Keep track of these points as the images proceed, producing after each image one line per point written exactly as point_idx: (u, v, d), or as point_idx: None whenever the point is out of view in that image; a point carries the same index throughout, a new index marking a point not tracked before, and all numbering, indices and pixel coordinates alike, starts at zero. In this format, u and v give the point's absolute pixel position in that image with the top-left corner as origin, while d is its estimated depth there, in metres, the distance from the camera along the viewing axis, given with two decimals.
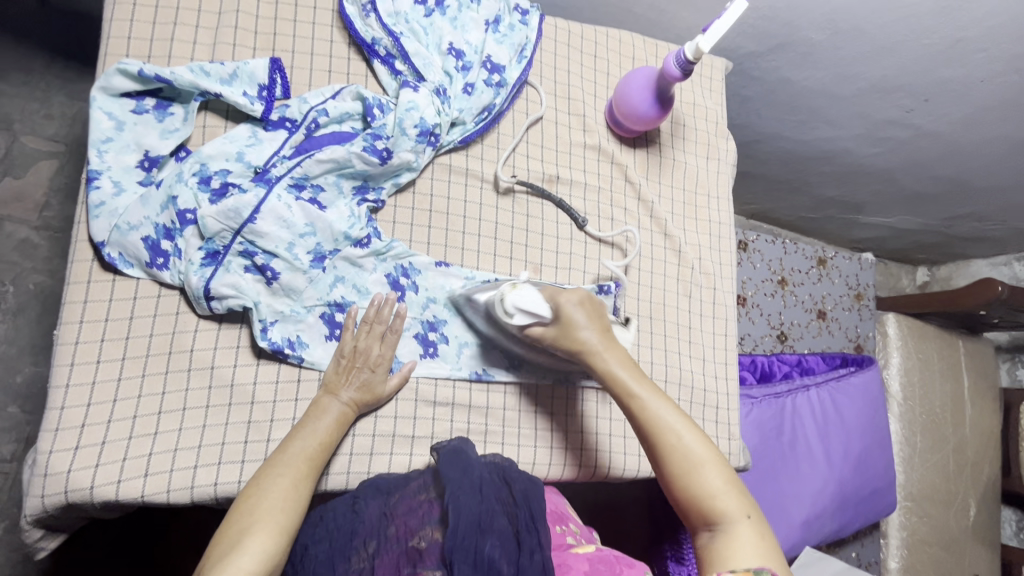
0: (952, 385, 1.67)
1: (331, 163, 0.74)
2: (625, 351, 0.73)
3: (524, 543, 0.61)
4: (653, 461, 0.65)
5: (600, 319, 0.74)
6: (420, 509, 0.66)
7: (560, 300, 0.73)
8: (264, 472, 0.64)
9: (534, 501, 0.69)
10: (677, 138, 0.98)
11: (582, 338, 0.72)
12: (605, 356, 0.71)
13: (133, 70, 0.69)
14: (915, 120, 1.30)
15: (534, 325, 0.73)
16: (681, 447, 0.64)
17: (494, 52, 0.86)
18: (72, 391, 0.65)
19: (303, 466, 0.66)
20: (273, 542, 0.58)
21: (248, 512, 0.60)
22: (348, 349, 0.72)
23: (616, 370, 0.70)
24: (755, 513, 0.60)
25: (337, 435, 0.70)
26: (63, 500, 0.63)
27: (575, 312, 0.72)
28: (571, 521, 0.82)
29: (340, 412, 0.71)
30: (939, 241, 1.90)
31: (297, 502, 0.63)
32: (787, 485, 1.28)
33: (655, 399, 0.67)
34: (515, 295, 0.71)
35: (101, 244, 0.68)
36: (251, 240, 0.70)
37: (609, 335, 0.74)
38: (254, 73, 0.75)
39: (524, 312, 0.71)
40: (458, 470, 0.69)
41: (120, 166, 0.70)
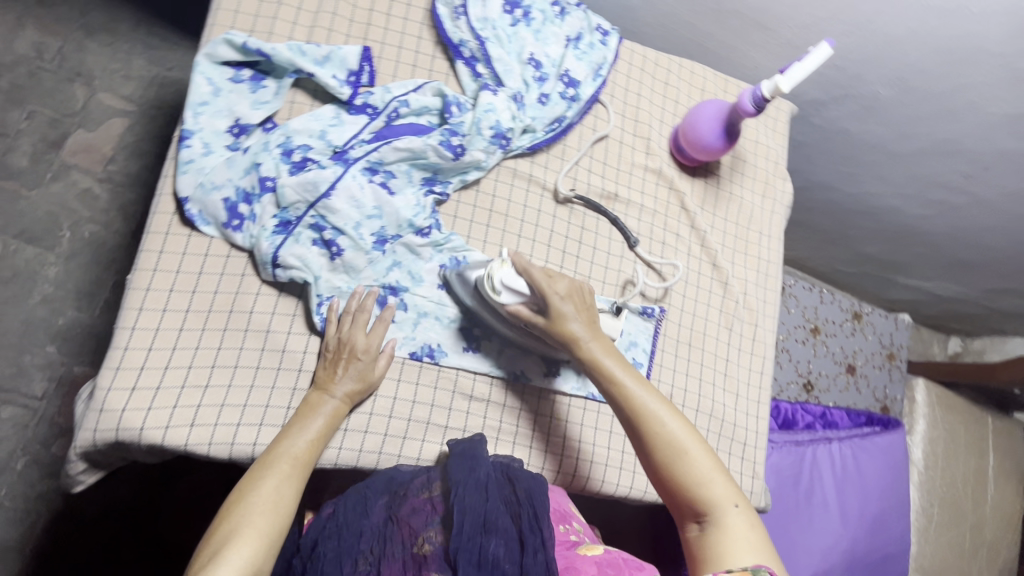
0: (977, 460, 1.62)
1: (406, 152, 0.77)
2: (610, 342, 0.72)
3: (528, 543, 0.64)
4: (640, 451, 0.67)
5: (586, 303, 0.73)
6: (423, 508, 0.68)
7: (547, 289, 0.70)
8: (250, 476, 0.64)
9: (538, 499, 0.69)
10: (736, 173, 0.99)
11: (570, 328, 0.70)
12: (590, 345, 0.70)
13: (238, 42, 0.73)
14: (971, 188, 1.29)
15: (519, 305, 0.72)
16: (665, 436, 0.65)
17: (572, 67, 0.89)
18: (137, 334, 0.68)
19: (289, 467, 0.65)
20: (253, 549, 0.58)
21: (231, 517, 0.60)
22: (334, 343, 0.71)
23: (602, 359, 0.70)
24: (740, 500, 0.64)
25: (326, 433, 0.69)
26: (113, 437, 0.66)
27: (563, 304, 0.70)
28: (575, 519, 0.81)
29: (330, 408, 0.70)
30: (978, 313, 1.87)
31: (283, 504, 0.62)
32: (798, 535, 1.26)
33: (639, 387, 0.68)
34: (504, 272, 0.71)
35: (185, 199, 0.71)
36: (323, 215, 0.73)
37: (594, 324, 0.72)
38: (345, 58, 0.78)
39: (511, 290, 0.71)
40: (465, 468, 0.70)
41: (211, 129, 0.73)
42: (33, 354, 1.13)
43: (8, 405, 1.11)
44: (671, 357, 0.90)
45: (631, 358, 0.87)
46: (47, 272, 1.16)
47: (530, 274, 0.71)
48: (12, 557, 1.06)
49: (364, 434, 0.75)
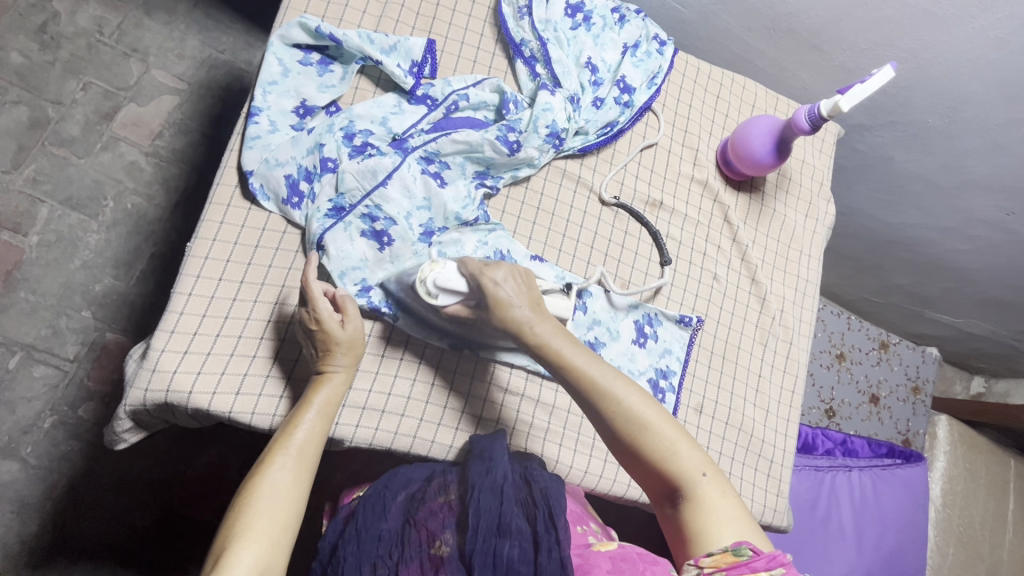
0: (999, 504, 1.59)
1: (463, 144, 0.78)
2: (558, 322, 0.68)
3: (542, 543, 0.62)
4: (603, 432, 0.65)
5: (530, 290, 0.69)
6: (440, 512, 0.68)
7: (481, 278, 0.66)
8: (246, 480, 0.59)
9: (553, 498, 0.68)
10: (780, 191, 1.00)
11: (512, 311, 0.66)
12: (536, 329, 0.66)
13: (311, 26, 0.75)
14: (1013, 225, 1.28)
15: (457, 304, 0.69)
16: (622, 414, 0.63)
17: (628, 74, 0.90)
18: (193, 300, 0.70)
19: (290, 461, 0.60)
20: (262, 551, 0.53)
21: (231, 524, 0.54)
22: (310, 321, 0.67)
23: (549, 341, 0.65)
24: (709, 469, 0.62)
25: (323, 421, 0.65)
26: (162, 398, 0.68)
27: (500, 289, 0.66)
28: (592, 521, 0.82)
29: (324, 396, 0.66)
30: (1007, 354, 1.84)
31: (290, 499, 0.57)
32: (812, 562, 1.25)
33: (591, 364, 0.65)
34: (435, 273, 0.67)
35: (249, 173, 0.73)
36: (377, 204, 0.75)
37: (538, 306, 0.69)
38: (411, 49, 0.80)
39: (447, 290, 0.68)
40: (482, 470, 0.71)
41: (278, 108, 0.76)
42: (69, 317, 1.16)
43: (40, 364, 1.14)
44: (705, 367, 0.91)
45: (664, 365, 0.88)
46: (89, 239, 1.20)
47: (464, 265, 0.68)
48: (31, 514, 1.08)
49: (400, 417, 0.76)
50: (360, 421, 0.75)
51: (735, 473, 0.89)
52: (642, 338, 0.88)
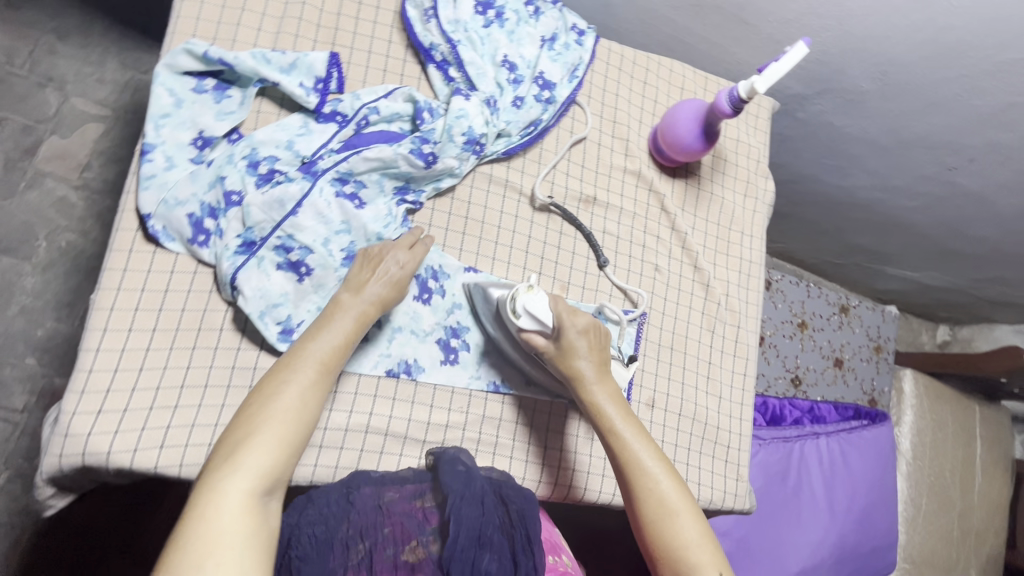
0: (965, 451, 1.64)
1: (377, 161, 0.75)
2: (616, 386, 0.74)
3: (521, 567, 0.61)
4: (629, 502, 0.66)
5: (600, 352, 0.75)
6: (418, 516, 0.65)
7: (567, 321, 0.72)
8: (268, 378, 0.59)
9: (530, 521, 0.68)
10: (717, 173, 0.98)
11: (580, 366, 0.72)
12: (595, 388, 0.72)
13: (198, 51, 0.71)
14: (956, 179, 1.29)
15: (535, 333, 0.73)
16: (657, 495, 0.65)
17: (547, 69, 0.87)
18: (102, 356, 0.66)
19: (316, 372, 0.60)
20: (271, 456, 0.54)
21: (248, 421, 0.55)
22: (372, 249, 0.71)
23: (605, 405, 0.71)
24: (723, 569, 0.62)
25: (349, 341, 0.64)
26: (79, 462, 0.64)
27: (578, 339, 0.72)
28: (564, 552, 0.79)
29: (355, 317, 0.66)
30: (965, 302, 1.88)
31: (308, 412, 0.58)
32: (788, 533, 1.27)
33: (637, 438, 0.68)
34: (527, 297, 0.72)
35: (147, 216, 0.69)
36: (290, 234, 0.71)
37: (604, 367, 0.74)
38: (313, 65, 0.76)
39: (532, 317, 0.72)
40: (461, 480, 0.69)
41: (173, 142, 0.71)
42: (12, 367, 1.11)
43: None
44: (653, 361, 0.90)
45: None
46: (23, 282, 1.14)
47: (555, 305, 0.73)
48: None
49: (339, 450, 0.74)
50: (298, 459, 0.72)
51: (693, 462, 0.89)
52: None
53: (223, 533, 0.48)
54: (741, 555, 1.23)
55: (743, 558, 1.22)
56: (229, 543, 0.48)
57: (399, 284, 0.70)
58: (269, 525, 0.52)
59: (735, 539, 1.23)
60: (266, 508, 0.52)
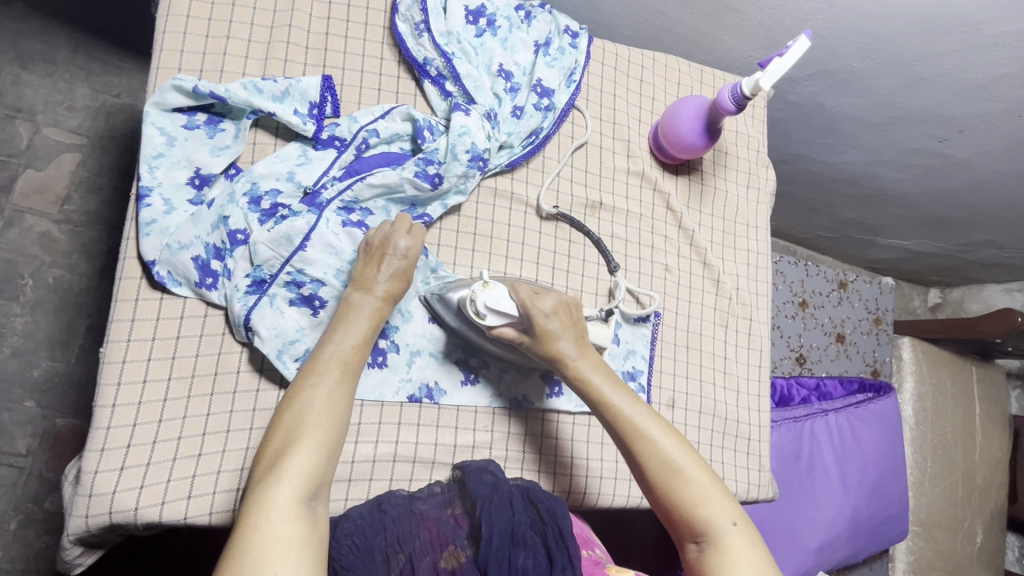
0: (964, 412, 1.68)
1: (382, 187, 0.73)
2: (599, 357, 0.73)
3: (556, 562, 0.59)
4: (634, 470, 0.66)
5: (577, 325, 0.73)
6: (450, 522, 0.66)
7: (533, 308, 0.69)
8: (295, 387, 0.61)
9: (562, 518, 0.67)
10: (719, 166, 0.98)
11: (557, 344, 0.70)
12: (578, 362, 0.71)
13: (187, 86, 0.68)
14: (946, 150, 1.30)
15: (505, 326, 0.70)
16: (659, 455, 0.64)
17: (544, 76, 0.85)
18: (119, 411, 0.65)
19: (339, 373, 0.62)
20: (310, 460, 0.56)
21: (285, 430, 0.58)
22: (375, 240, 0.69)
23: (590, 376, 0.70)
24: (740, 518, 0.62)
25: (366, 339, 0.66)
26: (107, 521, 0.63)
27: (549, 322, 0.69)
28: (597, 546, 0.80)
29: (367, 316, 0.67)
30: (957, 266, 1.91)
31: (337, 411, 0.60)
32: (803, 510, 1.30)
33: (627, 404, 0.68)
34: (487, 295, 0.68)
35: (151, 262, 0.66)
36: (300, 269, 0.70)
37: (583, 340, 0.73)
38: (306, 91, 0.74)
39: (496, 313, 0.68)
40: (488, 485, 0.69)
41: (170, 182, 0.69)
42: (11, 411, 1.08)
43: None
44: (671, 361, 0.90)
45: (631, 367, 0.86)
46: (13, 324, 1.10)
47: (517, 293, 0.70)
48: None
49: (369, 482, 0.73)
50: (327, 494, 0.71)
51: (716, 457, 0.90)
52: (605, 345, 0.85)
53: (277, 539, 0.50)
54: (760, 536, 1.25)
55: (761, 537, 1.25)
56: (282, 549, 0.49)
57: (404, 274, 0.69)
58: (319, 528, 0.53)
59: (753, 521, 1.25)
60: (314, 512, 0.54)
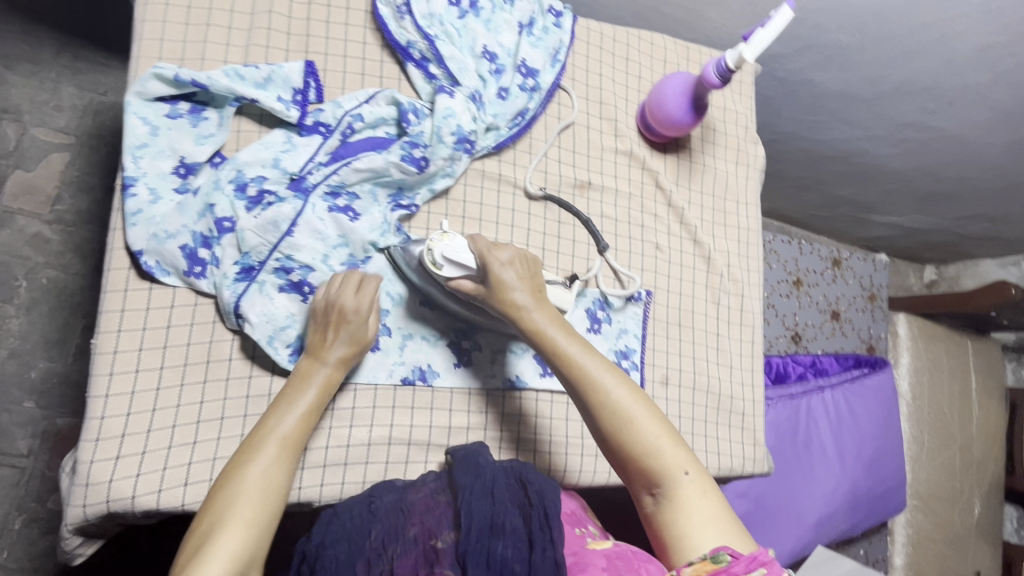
0: (961, 386, 1.69)
1: (368, 171, 0.73)
2: (555, 309, 0.71)
3: (537, 541, 0.61)
4: (590, 421, 0.67)
5: (533, 278, 0.71)
6: (436, 511, 0.66)
7: (489, 258, 0.69)
8: (234, 459, 0.61)
9: (550, 500, 0.67)
10: (707, 144, 0.97)
11: (512, 296, 0.69)
12: (534, 315, 0.69)
13: (168, 75, 0.68)
14: (938, 123, 1.30)
15: (463, 278, 0.70)
16: (614, 407, 0.65)
17: (528, 56, 0.85)
18: (112, 401, 0.65)
19: (278, 449, 0.62)
20: (242, 537, 0.55)
21: (218, 504, 0.57)
22: (320, 306, 0.68)
23: (546, 328, 0.68)
24: (692, 468, 0.64)
25: (313, 410, 0.66)
26: (105, 509, 0.63)
27: (504, 272, 0.68)
28: (590, 522, 0.81)
29: (315, 385, 0.67)
30: (952, 242, 1.91)
31: (274, 486, 0.60)
32: (800, 485, 1.31)
33: (584, 355, 0.67)
34: (445, 245, 0.69)
35: (138, 252, 0.66)
36: (288, 255, 0.70)
37: (539, 292, 0.71)
38: (289, 77, 0.74)
39: (454, 263, 0.69)
40: (471, 472, 0.70)
41: (155, 172, 0.68)
42: (10, 412, 1.08)
43: None
44: (663, 339, 0.90)
45: (623, 345, 0.87)
46: (8, 325, 1.09)
47: (474, 245, 0.70)
48: None
49: (364, 465, 0.73)
50: (324, 479, 0.72)
51: (711, 433, 0.91)
52: (596, 324, 0.86)
53: None
54: (759, 512, 1.26)
55: (760, 513, 1.26)
56: None
57: (358, 342, 0.69)
58: None
59: (752, 498, 1.25)
60: None
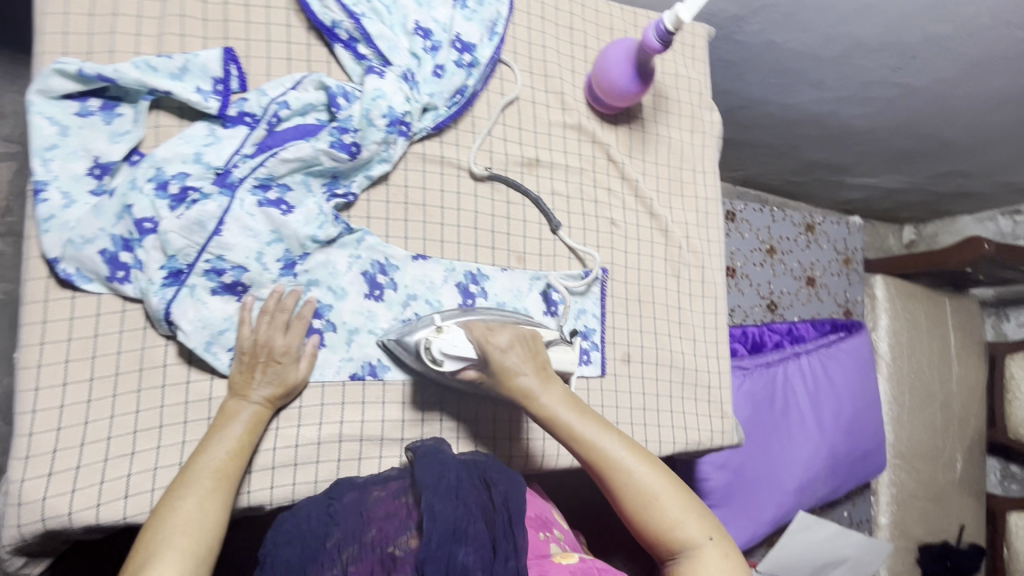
0: (940, 344, 1.69)
1: (297, 161, 0.70)
2: (564, 385, 0.69)
3: (500, 549, 0.59)
4: (611, 499, 0.65)
5: (538, 357, 0.69)
6: (398, 515, 0.63)
7: (488, 346, 0.67)
8: (162, 501, 0.59)
9: (515, 505, 0.66)
10: (660, 112, 0.95)
11: (520, 381, 0.67)
12: (544, 398, 0.67)
13: (71, 70, 0.64)
14: (902, 79, 1.27)
15: (467, 368, 0.70)
16: (633, 484, 0.64)
17: (464, 31, 0.81)
18: (40, 416, 0.62)
19: (212, 482, 0.61)
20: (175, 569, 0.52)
21: (147, 542, 0.55)
22: (247, 346, 0.67)
23: (558, 412, 0.66)
24: (715, 533, 0.63)
25: (244, 449, 0.65)
26: (40, 528, 0.61)
27: (507, 358, 0.67)
28: (556, 526, 0.80)
29: (244, 424, 0.65)
30: (927, 200, 1.90)
31: (208, 519, 0.58)
32: (779, 453, 1.31)
33: (599, 437, 0.65)
34: (441, 341, 0.68)
35: (55, 260, 0.63)
36: (219, 255, 0.67)
37: (546, 371, 0.69)
38: (206, 66, 0.70)
39: (453, 357, 0.69)
40: (435, 472, 0.65)
41: (68, 174, 0.65)
42: None
43: None
44: (623, 316, 0.88)
45: (582, 326, 0.85)
46: None
47: (472, 333, 0.69)
48: None
49: (316, 465, 0.71)
50: (275, 481, 0.70)
51: (677, 408, 0.89)
52: (552, 307, 0.84)
53: None
54: (738, 483, 1.25)
55: (740, 484, 1.25)
56: None
57: (288, 381, 0.68)
58: None
59: (731, 470, 1.24)
60: None
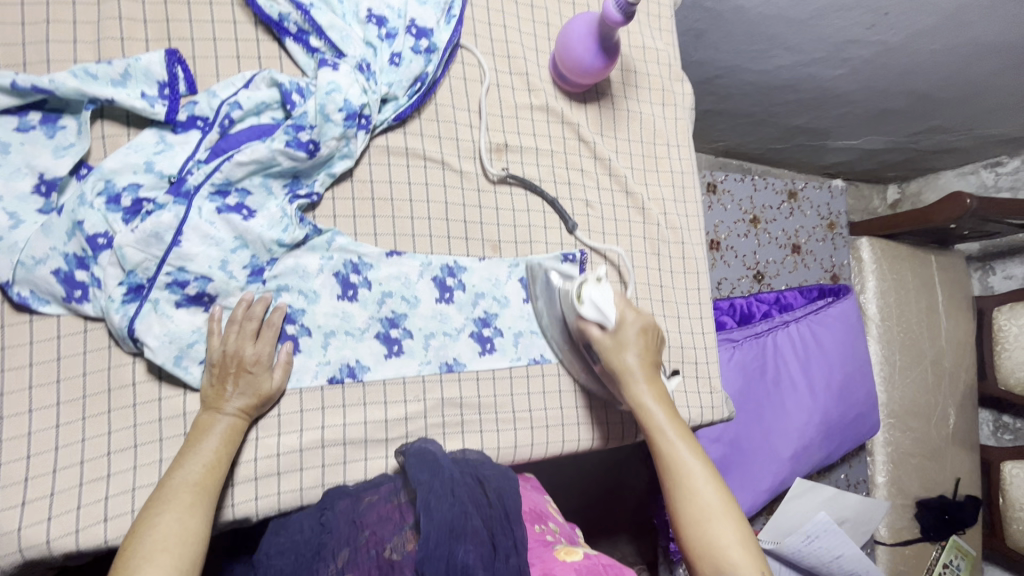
0: (927, 302, 1.70)
1: (253, 163, 0.67)
2: (663, 388, 0.73)
3: (499, 546, 0.58)
4: (671, 506, 0.67)
5: (652, 353, 0.74)
6: (391, 517, 0.63)
7: (626, 313, 0.72)
8: (139, 520, 0.57)
9: (509, 498, 0.65)
10: (629, 87, 0.93)
11: (627, 364, 0.72)
12: (640, 389, 0.72)
13: (4, 83, 0.61)
14: (876, 36, 1.25)
15: (595, 324, 0.72)
16: (699, 495, 0.65)
17: (418, 15, 0.78)
18: (8, 445, 0.61)
19: (191, 496, 0.59)
20: None
21: (127, 563, 0.53)
22: (217, 357, 0.65)
23: (650, 406, 0.71)
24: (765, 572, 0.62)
25: (222, 461, 0.63)
26: (19, 560, 0.59)
27: (632, 334, 0.72)
28: (551, 518, 0.79)
29: (220, 436, 0.64)
30: (908, 158, 1.89)
31: (190, 534, 0.57)
32: (772, 422, 1.31)
33: (682, 441, 0.69)
34: (593, 289, 0.70)
35: (6, 284, 0.61)
36: (180, 266, 0.64)
37: (654, 368, 0.73)
38: (149, 69, 0.67)
39: (596, 307, 0.70)
40: (428, 471, 0.65)
41: (13, 193, 0.62)
42: None
43: None
44: None
45: None
46: None
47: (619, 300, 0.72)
48: None
49: (300, 472, 0.70)
50: (258, 492, 0.68)
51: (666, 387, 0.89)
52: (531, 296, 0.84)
53: None
54: (734, 455, 1.27)
55: (735, 456, 1.27)
56: None
57: (263, 392, 0.66)
58: None
59: (726, 442, 1.26)
60: None
